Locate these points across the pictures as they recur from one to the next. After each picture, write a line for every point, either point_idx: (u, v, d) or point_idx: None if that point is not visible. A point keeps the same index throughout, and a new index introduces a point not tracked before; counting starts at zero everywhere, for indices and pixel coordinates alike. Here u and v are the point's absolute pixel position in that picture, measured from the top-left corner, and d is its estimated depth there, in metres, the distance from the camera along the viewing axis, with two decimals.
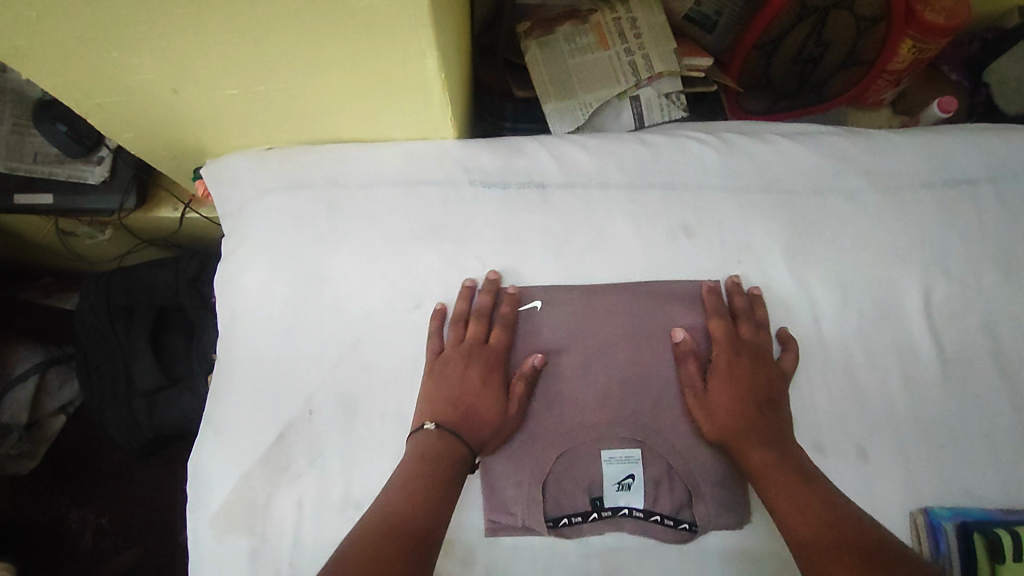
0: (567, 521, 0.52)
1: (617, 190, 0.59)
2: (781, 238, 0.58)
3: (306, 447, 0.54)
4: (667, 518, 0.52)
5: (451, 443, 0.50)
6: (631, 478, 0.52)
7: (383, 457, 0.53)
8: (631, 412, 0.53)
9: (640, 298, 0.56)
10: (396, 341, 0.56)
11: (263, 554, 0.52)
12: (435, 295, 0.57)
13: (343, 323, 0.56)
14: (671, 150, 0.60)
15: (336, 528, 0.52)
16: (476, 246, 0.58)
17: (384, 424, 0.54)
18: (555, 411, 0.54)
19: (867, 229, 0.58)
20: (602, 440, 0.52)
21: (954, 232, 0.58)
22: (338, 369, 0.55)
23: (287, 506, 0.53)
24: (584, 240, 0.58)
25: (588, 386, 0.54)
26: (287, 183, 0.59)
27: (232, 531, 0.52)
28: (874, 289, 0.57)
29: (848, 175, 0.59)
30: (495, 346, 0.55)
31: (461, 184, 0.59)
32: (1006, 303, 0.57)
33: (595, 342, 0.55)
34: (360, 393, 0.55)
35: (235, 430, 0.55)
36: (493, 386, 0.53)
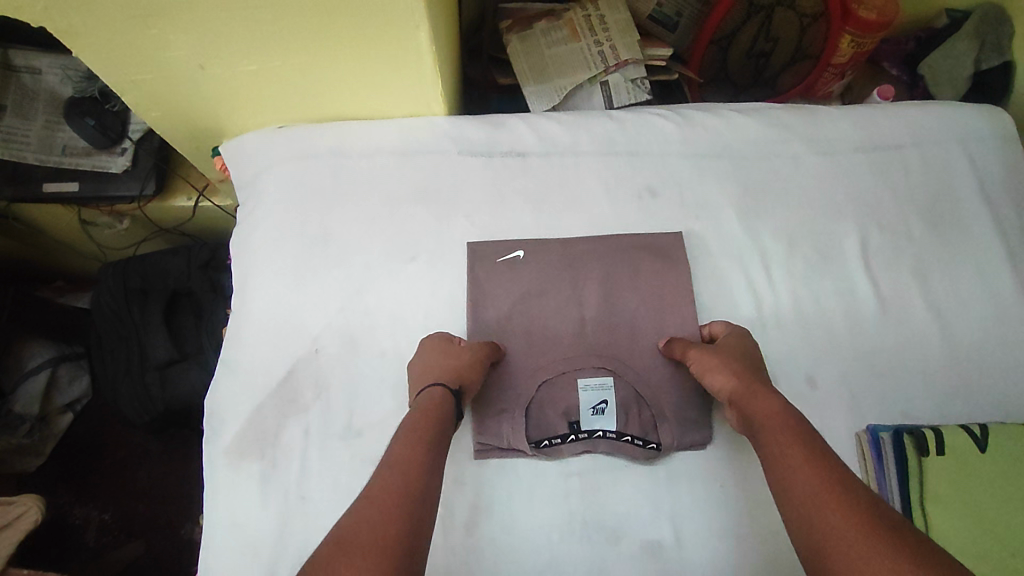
0: (548, 442, 0.58)
1: (588, 157, 0.67)
2: (733, 196, 0.66)
3: (311, 381, 0.60)
4: (636, 438, 0.57)
5: (438, 396, 0.52)
6: (604, 403, 0.58)
7: (383, 390, 0.60)
8: (603, 345, 0.61)
9: (611, 249, 0.64)
10: (393, 290, 0.62)
11: (273, 478, 0.57)
12: (427, 249, 0.64)
13: (346, 276, 0.63)
14: (637, 122, 0.68)
15: (338, 451, 0.58)
16: (465, 207, 0.65)
17: (383, 360, 0.60)
18: (536, 346, 0.61)
19: (807, 188, 0.66)
20: (578, 370, 0.60)
21: (887, 190, 0.66)
22: (342, 314, 0.62)
23: (295, 434, 0.58)
24: (560, 201, 0.65)
25: (564, 324, 0.62)
26: (296, 152, 0.67)
27: (245, 457, 0.58)
28: (817, 239, 0.64)
29: (792, 142, 0.67)
30: (483, 291, 0.62)
31: (451, 154, 0.67)
32: (933, 251, 0.64)
33: (570, 286, 0.63)
34: (360, 334, 0.61)
35: (247, 370, 0.61)
36: (453, 352, 0.56)
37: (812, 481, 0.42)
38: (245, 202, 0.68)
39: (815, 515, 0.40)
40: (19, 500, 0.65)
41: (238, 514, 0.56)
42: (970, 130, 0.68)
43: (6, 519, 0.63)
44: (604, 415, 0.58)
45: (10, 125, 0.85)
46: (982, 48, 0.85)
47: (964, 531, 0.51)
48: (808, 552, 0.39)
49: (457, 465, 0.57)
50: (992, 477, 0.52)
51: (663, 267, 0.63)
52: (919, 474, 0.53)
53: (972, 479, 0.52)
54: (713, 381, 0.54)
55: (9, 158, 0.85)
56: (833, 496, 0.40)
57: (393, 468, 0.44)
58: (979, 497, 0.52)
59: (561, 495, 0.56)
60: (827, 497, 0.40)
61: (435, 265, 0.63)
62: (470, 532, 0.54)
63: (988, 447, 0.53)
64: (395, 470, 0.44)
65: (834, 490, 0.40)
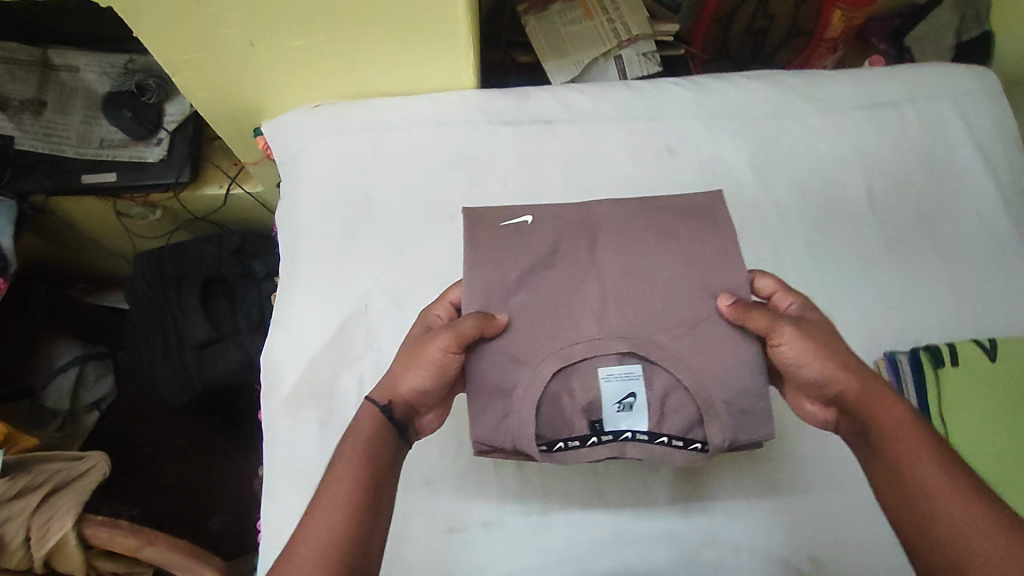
0: (561, 446, 0.51)
1: (610, 121, 0.72)
2: (745, 152, 0.71)
3: (362, 334, 0.64)
4: (674, 439, 0.51)
5: (368, 411, 0.51)
6: (632, 397, 0.50)
7: None
8: (629, 325, 0.51)
9: (644, 209, 0.56)
10: (437, 248, 0.67)
11: (332, 423, 0.61)
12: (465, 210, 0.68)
13: (389, 237, 0.67)
14: (653, 90, 0.73)
15: None
16: (497, 170, 0.70)
17: None
18: (548, 328, 0.52)
19: (811, 142, 0.71)
20: (598, 357, 0.51)
21: (887, 145, 0.71)
22: (387, 272, 0.66)
23: (349, 383, 0.62)
24: (585, 162, 0.70)
25: (579, 300, 0.53)
26: (337, 125, 0.71)
27: (302, 407, 0.61)
28: (825, 188, 0.70)
29: (796, 102, 0.73)
30: (484, 265, 0.54)
31: (482, 123, 0.71)
32: (930, 193, 0.70)
33: (587, 254, 0.54)
34: (405, 289, 0.65)
35: (301, 326, 0.64)
36: (408, 354, 0.53)
37: (963, 513, 0.41)
38: (290, 173, 0.72)
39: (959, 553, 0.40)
40: (87, 458, 0.73)
41: (299, 461, 0.60)
42: (961, 87, 0.74)
43: (77, 472, 0.71)
44: (632, 412, 0.51)
45: (51, 121, 0.89)
46: (962, 21, 0.92)
47: (976, 433, 0.55)
48: None
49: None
50: (1002, 383, 0.57)
51: (702, 230, 0.55)
52: (936, 383, 0.57)
53: (983, 384, 0.57)
54: (813, 369, 0.49)
55: (50, 152, 0.88)
56: (986, 531, 0.40)
57: (322, 513, 0.44)
58: (993, 405, 0.56)
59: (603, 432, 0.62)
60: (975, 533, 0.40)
61: None
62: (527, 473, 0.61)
63: (997, 357, 0.58)
64: (321, 520, 0.44)
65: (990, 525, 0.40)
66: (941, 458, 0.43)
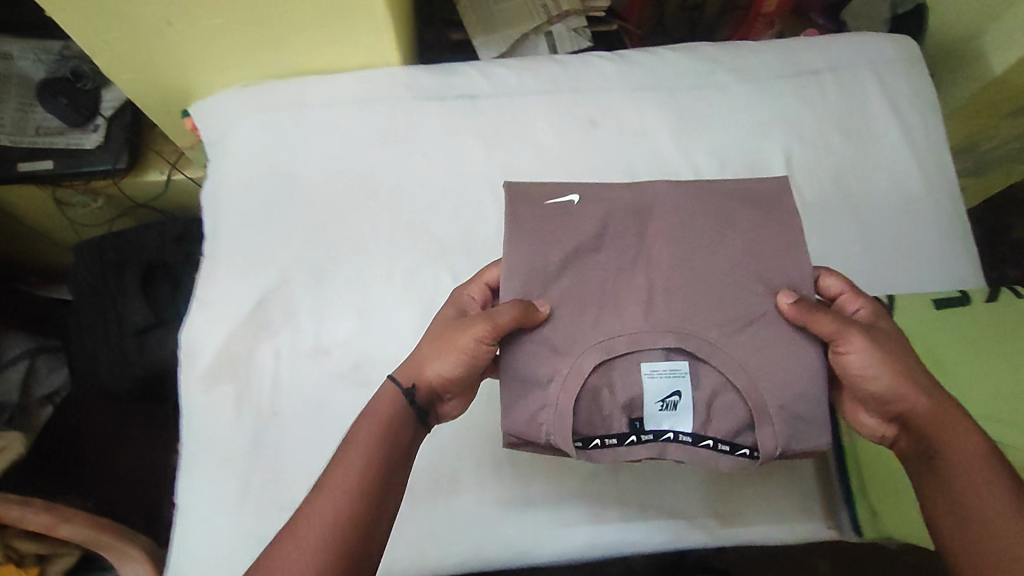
0: (598, 443, 0.53)
1: (533, 96, 0.72)
2: (667, 125, 0.71)
3: (280, 308, 0.64)
4: (721, 443, 0.52)
5: (391, 393, 0.52)
6: (677, 396, 0.52)
7: (349, 315, 0.64)
8: (679, 318, 0.53)
9: (696, 191, 0.57)
10: (359, 225, 0.67)
11: (247, 397, 0.62)
12: (386, 185, 0.69)
13: (311, 213, 0.67)
14: (577, 64, 0.74)
15: (308, 370, 0.62)
16: (421, 145, 0.70)
17: (347, 287, 0.65)
18: (592, 318, 0.54)
19: (735, 111, 0.72)
20: (645, 352, 0.53)
21: (808, 114, 0.72)
22: (307, 249, 0.66)
23: (266, 357, 0.63)
24: (508, 136, 0.71)
25: (628, 290, 0.55)
26: (260, 108, 0.71)
27: (218, 382, 0.62)
28: (748, 157, 0.70)
29: (719, 73, 0.73)
30: (528, 246, 0.56)
31: (406, 99, 0.71)
32: (852, 159, 0.71)
33: (636, 241, 0.56)
34: (326, 265, 0.66)
35: (222, 302, 0.65)
36: (442, 335, 0.54)
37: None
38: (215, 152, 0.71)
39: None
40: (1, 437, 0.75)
41: (214, 434, 0.61)
42: (878, 54, 0.75)
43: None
44: (675, 411, 0.52)
45: None
46: None
47: None
48: None
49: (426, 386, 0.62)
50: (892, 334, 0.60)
51: (762, 220, 0.56)
52: None
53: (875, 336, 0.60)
54: (880, 384, 0.50)
55: None
56: None
57: (332, 489, 0.45)
58: None
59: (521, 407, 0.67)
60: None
61: (393, 202, 0.68)
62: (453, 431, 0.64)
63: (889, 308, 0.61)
64: (332, 496, 0.45)
65: None
66: (1006, 495, 0.46)
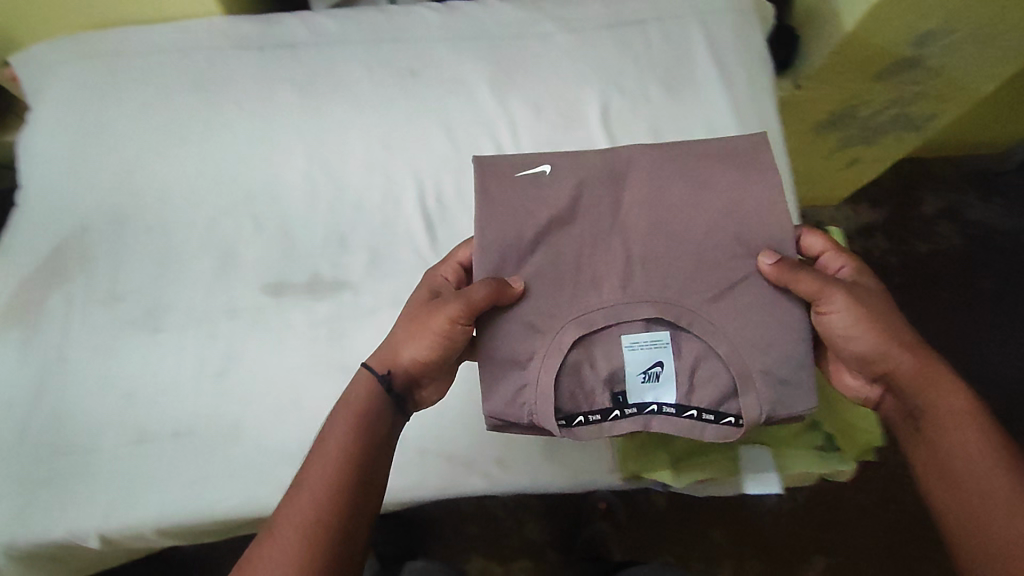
0: (582, 420, 0.89)
1: (367, 84, 1.30)
2: (486, 73, 1.30)
3: (187, 263, 1.23)
4: (706, 412, 0.89)
5: (367, 377, 0.89)
6: (659, 370, 0.90)
7: (219, 269, 1.22)
8: (653, 290, 0.91)
9: (669, 157, 0.96)
10: (220, 180, 1.28)
11: (123, 313, 1.19)
12: (265, 152, 1.28)
13: (189, 166, 1.29)
14: (394, 28, 1.35)
15: (216, 302, 1.19)
16: (237, 101, 1.31)
17: (230, 246, 1.24)
18: (570, 296, 0.91)
19: (558, 62, 1.29)
20: (628, 332, 0.91)
21: (597, 68, 1.28)
22: (161, 200, 1.27)
23: (187, 288, 1.21)
24: (397, 92, 1.29)
25: (603, 255, 0.93)
26: (171, 103, 1.32)
27: (163, 262, 1.23)
28: (556, 102, 1.27)
29: (541, 24, 1.33)
30: (506, 222, 0.92)
31: (271, 76, 1.32)
32: (631, 118, 1.24)
33: (611, 200, 0.94)
34: (231, 250, 1.24)
35: (122, 249, 1.25)
36: (422, 319, 0.89)
37: (991, 473, 0.77)
38: (127, 74, 1.35)
39: (980, 498, 0.76)
40: None
41: (96, 342, 1.17)
42: (707, 6, 1.33)
43: None
44: (658, 381, 0.90)
45: None
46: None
47: None
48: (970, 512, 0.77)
49: (215, 287, 1.21)
50: None
51: (740, 177, 0.93)
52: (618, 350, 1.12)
53: None
54: (858, 339, 0.87)
55: None
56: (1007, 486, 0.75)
57: (327, 457, 0.79)
58: None
59: (285, 291, 1.19)
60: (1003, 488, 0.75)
61: (270, 171, 1.27)
62: (201, 390, 1.12)
63: None
64: (323, 475, 0.78)
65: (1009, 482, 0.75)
66: (987, 444, 0.79)
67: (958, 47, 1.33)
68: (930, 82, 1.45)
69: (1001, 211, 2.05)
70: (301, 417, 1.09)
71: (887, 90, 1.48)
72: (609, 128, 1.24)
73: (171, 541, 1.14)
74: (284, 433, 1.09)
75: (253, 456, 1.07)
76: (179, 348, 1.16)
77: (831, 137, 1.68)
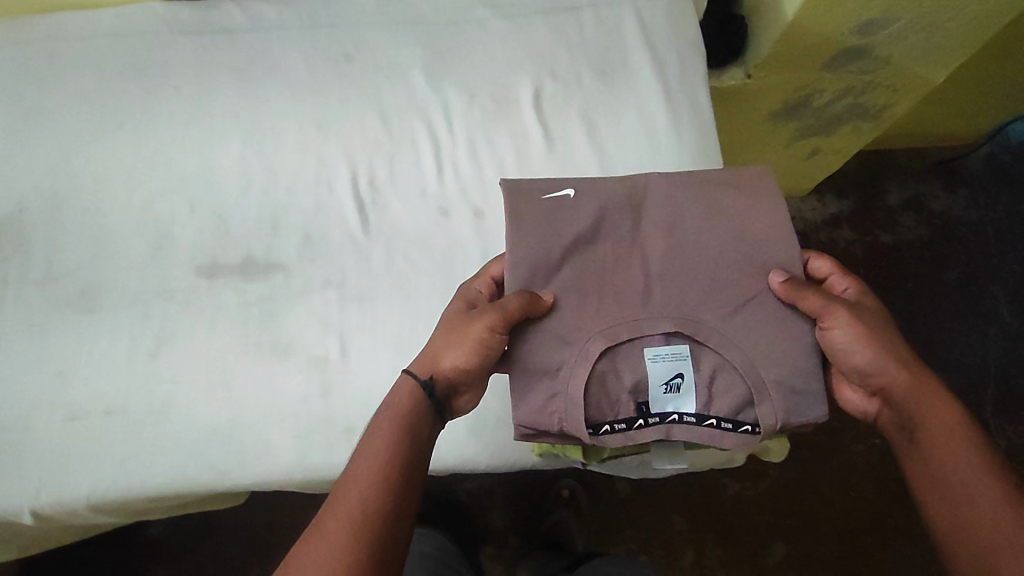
0: (609, 429, 0.82)
1: (302, 69, 1.12)
2: (422, 60, 1.12)
3: (110, 261, 1.05)
4: (726, 421, 0.82)
5: (409, 384, 0.79)
6: (680, 379, 0.82)
7: (147, 268, 1.04)
8: (672, 307, 0.84)
9: (681, 182, 0.91)
10: (153, 170, 1.09)
11: (33, 326, 1.00)
12: (199, 142, 1.10)
13: (113, 151, 1.09)
14: (327, 11, 1.16)
15: (146, 312, 1.01)
16: (175, 90, 1.12)
17: (161, 243, 1.06)
18: (593, 308, 0.85)
19: (491, 49, 1.12)
20: (648, 344, 0.83)
21: (528, 53, 1.12)
22: (75, 193, 1.08)
23: (99, 289, 1.03)
24: (334, 79, 1.12)
25: (625, 270, 0.87)
26: (91, 71, 1.13)
27: (69, 269, 1.04)
28: (493, 92, 1.10)
29: (477, 11, 1.15)
30: (535, 243, 0.86)
31: (197, 61, 1.13)
32: (588, 104, 1.09)
33: (625, 226, 0.89)
34: (167, 238, 1.06)
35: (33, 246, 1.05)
36: (464, 324, 0.80)
37: (993, 510, 0.69)
38: (40, 34, 1.15)
39: (982, 537, 0.68)
40: None
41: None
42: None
43: None
44: (678, 392, 0.83)
45: None
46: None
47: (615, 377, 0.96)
48: (972, 552, 0.69)
49: (144, 263, 1.05)
50: None
51: (747, 206, 0.88)
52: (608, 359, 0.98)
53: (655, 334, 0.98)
54: (858, 358, 0.78)
55: None
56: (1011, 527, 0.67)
57: (370, 455, 0.72)
58: None
59: (219, 273, 1.04)
60: (1006, 529, 0.67)
61: (201, 166, 1.09)
62: (135, 364, 0.98)
63: None
64: (364, 476, 0.70)
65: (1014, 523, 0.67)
66: (988, 478, 0.71)
67: (903, 36, 1.20)
68: (881, 72, 1.31)
69: (964, 203, 1.90)
70: (231, 399, 0.96)
71: (837, 79, 1.34)
72: (540, 115, 1.09)
73: (109, 518, 1.04)
74: (223, 433, 0.94)
75: (188, 434, 0.94)
76: (113, 328, 1.00)
77: (785, 128, 1.53)
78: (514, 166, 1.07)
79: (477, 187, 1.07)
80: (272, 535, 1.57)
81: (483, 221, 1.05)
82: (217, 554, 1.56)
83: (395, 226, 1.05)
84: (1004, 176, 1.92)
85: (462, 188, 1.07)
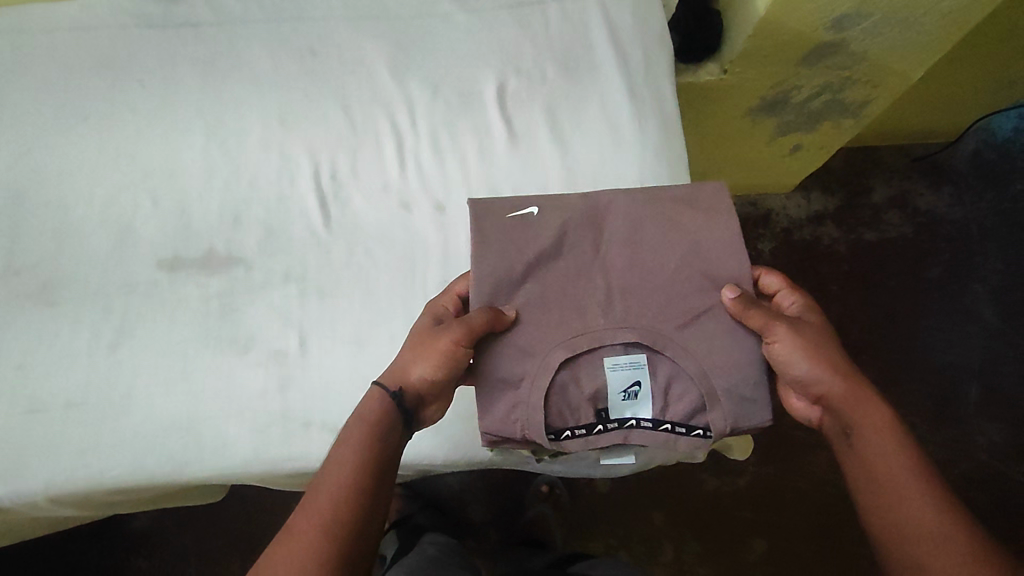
0: (569, 434, 0.81)
1: (265, 64, 1.08)
2: (387, 56, 1.08)
3: (64, 256, 1.00)
4: (679, 426, 0.81)
5: (379, 394, 0.76)
6: (638, 387, 0.81)
7: (102, 263, 1.00)
8: (634, 319, 0.82)
9: (645, 197, 0.88)
10: (112, 166, 1.04)
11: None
12: (159, 137, 1.05)
13: (69, 144, 1.04)
14: (293, 3, 1.11)
15: (102, 309, 0.97)
16: (135, 86, 1.07)
17: (118, 238, 1.01)
18: (557, 320, 0.83)
19: (458, 44, 1.08)
20: (608, 353, 0.82)
21: (495, 47, 1.08)
22: (29, 188, 1.03)
23: (53, 287, 0.98)
24: (297, 74, 1.08)
25: (590, 283, 0.84)
26: (52, 62, 1.08)
27: (19, 269, 0.99)
28: (458, 87, 1.07)
29: (445, 6, 1.11)
30: (496, 258, 0.84)
31: (155, 55, 1.08)
32: (559, 99, 1.06)
33: (588, 239, 0.86)
34: (125, 231, 1.02)
35: None
36: (431, 338, 0.77)
37: (932, 517, 0.64)
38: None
39: (923, 547, 0.63)
40: None
41: None
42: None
43: None
44: (636, 399, 0.82)
45: None
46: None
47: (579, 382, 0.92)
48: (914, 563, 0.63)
49: (106, 255, 1.00)
50: None
51: (704, 222, 0.86)
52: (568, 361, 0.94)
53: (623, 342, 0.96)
54: (800, 369, 0.76)
55: None
56: (952, 535, 0.63)
57: (342, 462, 0.69)
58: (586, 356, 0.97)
59: (181, 267, 1.00)
60: (945, 536, 0.63)
61: (159, 163, 1.05)
62: (95, 359, 0.94)
63: None
64: (335, 485, 0.67)
65: (954, 531, 0.63)
66: (927, 484, 0.66)
67: (879, 31, 1.17)
68: (858, 68, 1.29)
69: (948, 201, 1.89)
70: (188, 394, 0.92)
71: (813, 75, 1.31)
72: (504, 111, 1.05)
73: (70, 511, 1.00)
74: (179, 437, 0.90)
75: (148, 428, 0.90)
76: (74, 320, 0.96)
77: (764, 124, 1.51)
78: (480, 163, 1.03)
79: (440, 181, 1.03)
80: (252, 528, 1.53)
81: (445, 215, 1.01)
82: (196, 545, 1.52)
83: (358, 222, 1.02)
84: (990, 174, 1.91)
85: (425, 183, 1.03)
